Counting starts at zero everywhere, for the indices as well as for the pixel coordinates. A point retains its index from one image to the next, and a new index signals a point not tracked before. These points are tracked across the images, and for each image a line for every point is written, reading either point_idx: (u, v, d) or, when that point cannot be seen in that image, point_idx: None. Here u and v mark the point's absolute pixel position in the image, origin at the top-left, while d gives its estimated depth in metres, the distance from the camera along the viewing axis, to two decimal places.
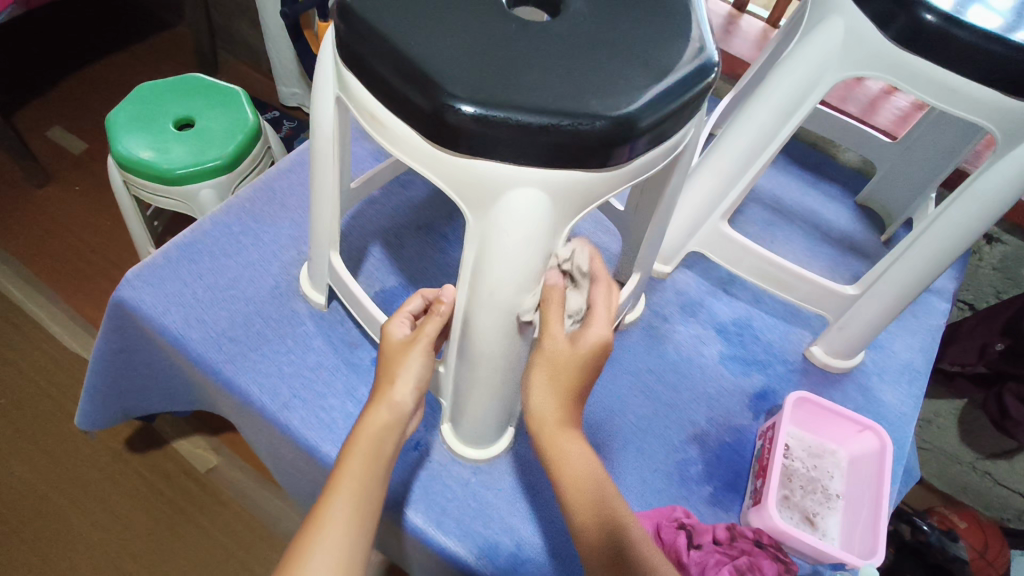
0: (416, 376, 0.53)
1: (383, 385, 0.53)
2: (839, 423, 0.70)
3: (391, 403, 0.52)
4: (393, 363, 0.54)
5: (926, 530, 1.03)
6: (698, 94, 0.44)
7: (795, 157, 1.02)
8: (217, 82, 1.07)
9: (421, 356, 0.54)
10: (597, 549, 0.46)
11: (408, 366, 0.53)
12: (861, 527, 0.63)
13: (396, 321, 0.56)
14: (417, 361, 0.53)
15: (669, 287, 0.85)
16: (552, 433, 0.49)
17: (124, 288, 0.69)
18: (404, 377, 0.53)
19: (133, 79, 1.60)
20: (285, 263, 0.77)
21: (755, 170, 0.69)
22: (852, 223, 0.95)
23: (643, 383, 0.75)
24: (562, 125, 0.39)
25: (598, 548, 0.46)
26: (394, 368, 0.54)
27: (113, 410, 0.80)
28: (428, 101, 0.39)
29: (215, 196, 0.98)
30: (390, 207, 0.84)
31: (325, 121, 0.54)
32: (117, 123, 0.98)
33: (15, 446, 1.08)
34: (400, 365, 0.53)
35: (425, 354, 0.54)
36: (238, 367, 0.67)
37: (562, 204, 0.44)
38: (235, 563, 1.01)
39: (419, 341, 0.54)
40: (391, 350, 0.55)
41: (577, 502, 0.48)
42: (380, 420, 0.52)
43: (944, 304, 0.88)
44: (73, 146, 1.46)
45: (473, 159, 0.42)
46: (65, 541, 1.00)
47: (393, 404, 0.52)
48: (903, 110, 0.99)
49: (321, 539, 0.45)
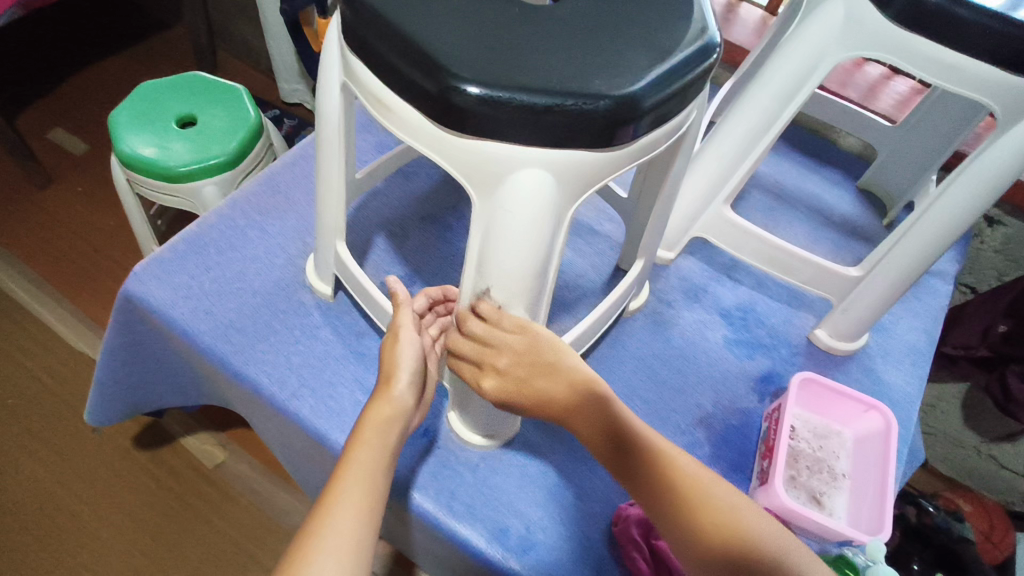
0: (410, 365, 0.55)
1: (385, 380, 0.55)
2: (844, 403, 0.71)
3: (389, 398, 0.54)
4: (389, 356, 0.56)
5: (932, 513, 1.04)
6: (701, 73, 0.45)
7: (796, 143, 1.03)
8: (218, 80, 1.07)
9: (412, 345, 0.57)
10: (601, 446, 0.51)
11: (402, 358, 0.56)
12: (868, 505, 0.63)
13: (405, 309, 0.58)
14: (408, 346, 0.56)
15: (673, 274, 0.85)
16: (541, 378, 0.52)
17: (131, 282, 0.70)
18: (401, 371, 0.55)
19: (134, 79, 1.60)
20: (291, 255, 0.78)
21: (756, 154, 0.69)
22: (853, 207, 0.95)
23: (648, 368, 0.75)
24: (567, 104, 0.40)
25: (601, 445, 0.51)
26: (391, 365, 0.56)
27: (122, 404, 0.81)
28: (435, 83, 0.40)
29: (218, 192, 0.98)
30: (394, 199, 0.84)
31: (331, 109, 0.54)
32: (119, 121, 0.98)
33: (23, 444, 1.08)
34: (395, 360, 0.56)
35: (412, 341, 0.57)
36: (246, 357, 0.68)
37: (568, 185, 0.44)
38: (245, 558, 1.02)
39: (402, 334, 0.57)
40: (387, 347, 0.57)
41: (578, 419, 0.52)
42: (382, 414, 0.53)
43: (946, 286, 0.88)
44: (74, 147, 1.47)
45: (479, 141, 0.42)
46: (74, 537, 1.01)
47: (392, 398, 0.54)
48: (904, 94, 0.99)
49: (332, 525, 0.45)
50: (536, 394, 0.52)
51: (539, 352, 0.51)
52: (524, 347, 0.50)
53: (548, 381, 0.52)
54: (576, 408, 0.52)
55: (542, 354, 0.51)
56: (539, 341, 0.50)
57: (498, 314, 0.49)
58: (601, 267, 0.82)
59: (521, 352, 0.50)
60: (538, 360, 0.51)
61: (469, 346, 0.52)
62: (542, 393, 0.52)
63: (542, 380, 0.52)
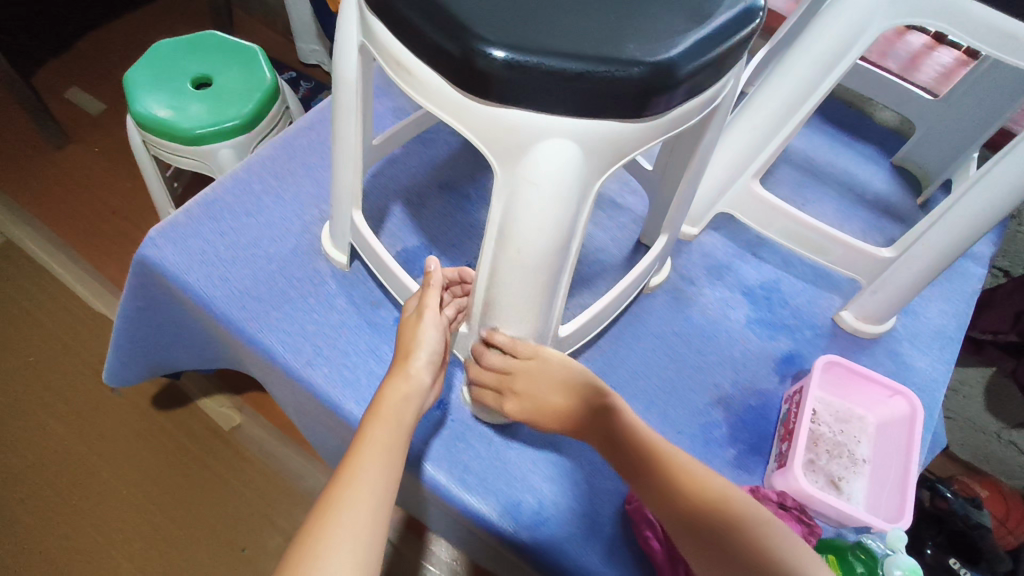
0: (430, 348, 0.56)
1: (402, 359, 0.55)
2: (869, 387, 0.69)
3: (407, 375, 0.54)
4: (408, 338, 0.56)
5: (947, 498, 1.02)
6: (742, 40, 0.43)
7: (829, 117, 0.99)
8: (234, 41, 1.05)
9: (434, 326, 0.56)
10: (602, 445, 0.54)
11: (423, 338, 0.56)
12: (887, 492, 0.62)
13: (432, 289, 0.57)
14: (429, 330, 0.56)
15: (695, 249, 0.83)
16: (557, 399, 0.57)
17: (147, 246, 0.69)
18: (419, 350, 0.55)
19: (150, 38, 1.58)
20: (306, 222, 0.76)
21: (789, 128, 0.66)
22: (886, 184, 0.92)
23: (667, 346, 0.74)
24: (598, 71, 0.37)
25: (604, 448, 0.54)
26: (410, 345, 0.56)
27: (139, 366, 0.81)
28: (458, 46, 0.38)
29: (234, 155, 0.97)
30: (411, 165, 0.82)
31: (348, 72, 0.52)
32: (134, 81, 0.96)
33: (46, 402, 1.10)
34: (415, 339, 0.56)
35: (434, 324, 0.56)
36: (261, 325, 0.67)
37: (596, 159, 0.42)
38: (261, 518, 1.04)
39: (426, 315, 0.57)
40: (405, 329, 0.57)
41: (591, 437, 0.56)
42: (398, 392, 0.53)
43: (980, 269, 0.85)
44: (91, 107, 1.46)
45: (503, 110, 0.40)
46: (95, 495, 1.03)
47: (409, 376, 0.54)
48: (947, 66, 0.94)
49: (349, 498, 0.45)
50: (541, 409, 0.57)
51: (546, 376, 0.56)
52: (538, 370, 0.55)
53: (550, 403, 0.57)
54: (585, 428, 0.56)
55: (557, 373, 0.56)
56: (548, 362, 0.55)
57: (512, 344, 0.53)
58: (622, 241, 0.80)
59: (535, 374, 0.55)
60: (559, 371, 0.56)
61: (490, 375, 0.57)
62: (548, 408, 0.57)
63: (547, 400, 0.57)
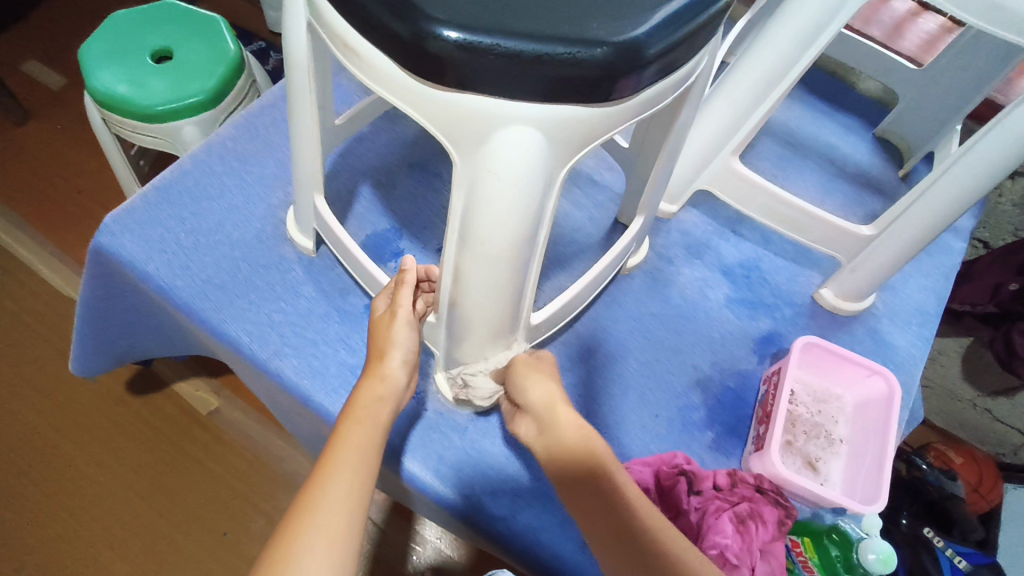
0: (404, 348, 0.54)
1: (375, 359, 0.54)
2: (848, 368, 0.68)
3: (382, 376, 0.53)
4: (382, 338, 0.54)
5: (923, 469, 1.04)
6: (715, 16, 0.40)
7: (811, 87, 0.97)
8: (197, 10, 1.00)
9: (406, 324, 0.55)
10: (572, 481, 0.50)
11: (397, 338, 0.54)
12: (863, 473, 0.62)
13: (405, 288, 0.55)
14: (404, 328, 0.54)
15: (674, 227, 0.81)
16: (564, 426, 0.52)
17: (102, 235, 0.66)
18: (394, 350, 0.54)
19: (111, 5, 1.50)
20: (272, 206, 0.73)
21: (770, 102, 0.64)
22: (868, 157, 0.90)
23: (645, 327, 0.72)
24: (559, 53, 0.35)
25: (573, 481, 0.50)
26: (383, 344, 0.54)
27: (104, 356, 0.78)
28: (407, 27, 0.35)
29: (199, 132, 0.93)
30: (380, 144, 0.79)
31: (299, 52, 0.48)
32: (89, 55, 0.91)
33: (16, 391, 1.07)
34: (388, 338, 0.54)
35: (409, 323, 0.55)
36: (224, 314, 0.65)
37: (560, 144, 0.40)
38: (242, 501, 1.03)
39: (399, 314, 0.55)
40: (377, 329, 0.56)
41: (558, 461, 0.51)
42: (372, 392, 0.52)
43: (960, 243, 0.84)
44: (50, 81, 1.39)
45: (461, 95, 0.38)
46: (72, 483, 1.01)
47: (384, 376, 0.53)
48: (931, 33, 0.91)
49: (323, 499, 0.43)
50: (552, 442, 0.52)
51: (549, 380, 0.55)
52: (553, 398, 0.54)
53: (565, 441, 0.51)
54: (583, 498, 0.49)
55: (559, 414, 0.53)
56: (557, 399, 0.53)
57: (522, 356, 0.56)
58: (599, 220, 0.78)
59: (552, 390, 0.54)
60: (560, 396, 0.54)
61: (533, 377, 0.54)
62: (562, 441, 0.51)
63: (559, 407, 0.53)
